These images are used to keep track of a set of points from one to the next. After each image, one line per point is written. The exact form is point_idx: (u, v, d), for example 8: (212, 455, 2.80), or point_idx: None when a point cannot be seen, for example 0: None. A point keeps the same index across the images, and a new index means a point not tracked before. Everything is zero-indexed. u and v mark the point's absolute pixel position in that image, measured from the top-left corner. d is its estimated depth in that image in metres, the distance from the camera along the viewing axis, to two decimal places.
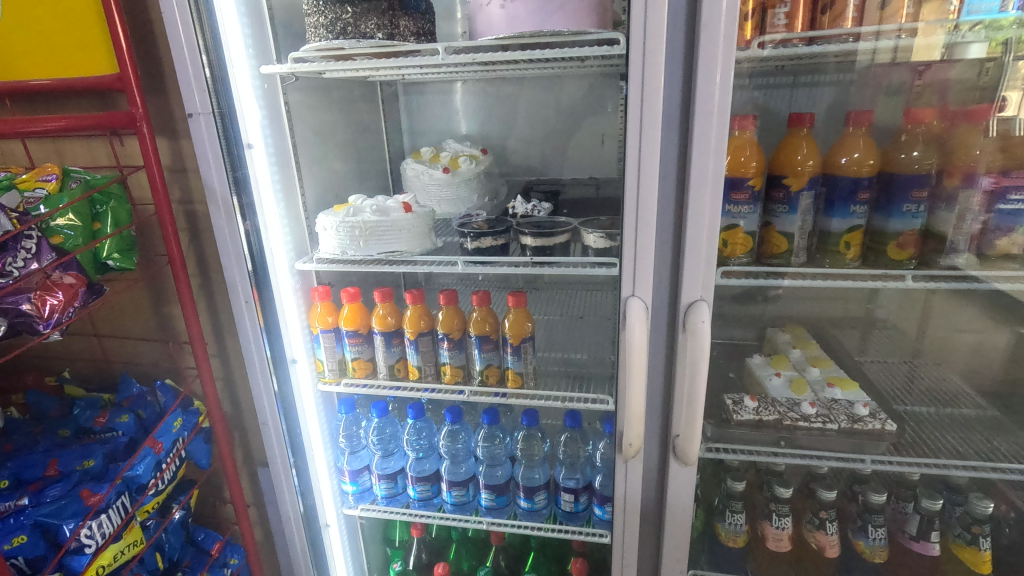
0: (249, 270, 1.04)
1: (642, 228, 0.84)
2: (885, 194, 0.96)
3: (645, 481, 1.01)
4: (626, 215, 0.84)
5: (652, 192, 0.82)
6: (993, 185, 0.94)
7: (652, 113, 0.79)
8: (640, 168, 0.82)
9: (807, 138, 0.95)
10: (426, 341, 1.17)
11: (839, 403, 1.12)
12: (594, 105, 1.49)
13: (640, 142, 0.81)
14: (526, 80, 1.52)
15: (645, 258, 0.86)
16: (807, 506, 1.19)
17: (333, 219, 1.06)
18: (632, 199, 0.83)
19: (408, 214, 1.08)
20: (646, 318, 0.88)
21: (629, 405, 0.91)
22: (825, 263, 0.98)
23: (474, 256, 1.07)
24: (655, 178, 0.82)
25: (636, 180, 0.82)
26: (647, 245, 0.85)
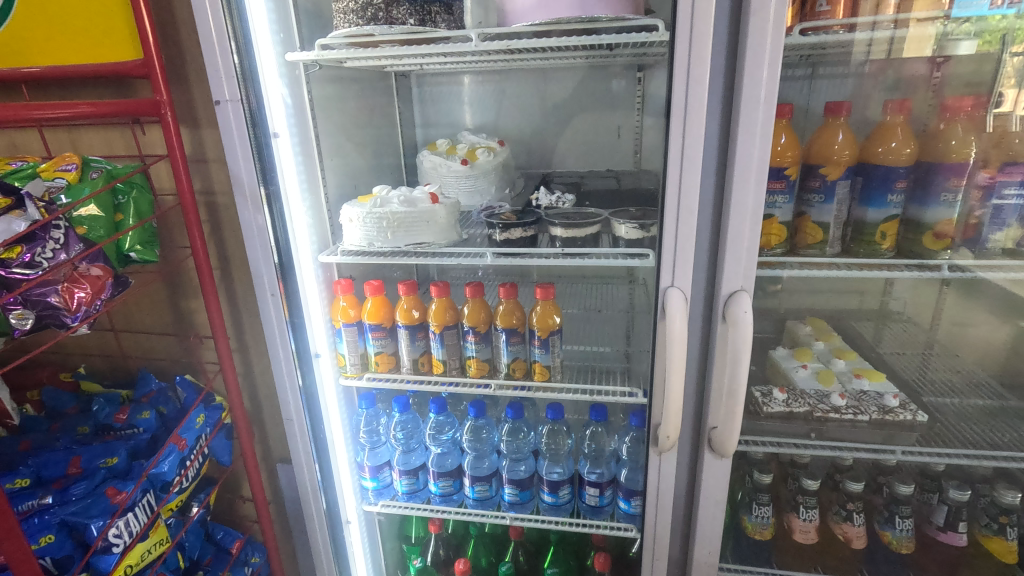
0: (275, 262, 1.01)
1: (684, 218, 0.83)
2: (925, 181, 0.95)
3: (677, 474, 1.01)
4: (668, 205, 0.83)
5: (695, 181, 0.81)
6: (988, 180, 0.95)
7: (697, 99, 0.78)
8: (683, 157, 0.80)
9: (844, 127, 0.94)
10: (451, 335, 1.15)
11: (868, 395, 1.11)
12: (586, 100, 1.49)
13: (683, 130, 0.79)
14: (526, 72, 1.51)
15: (687, 249, 0.85)
16: (833, 498, 1.19)
17: (359, 210, 1.03)
18: (674, 187, 0.82)
19: (436, 206, 1.06)
20: (686, 309, 0.87)
21: (667, 397, 0.90)
22: (859, 253, 0.97)
23: (503, 248, 1.05)
24: (698, 166, 0.80)
25: (679, 168, 0.81)
26: (689, 236, 0.84)
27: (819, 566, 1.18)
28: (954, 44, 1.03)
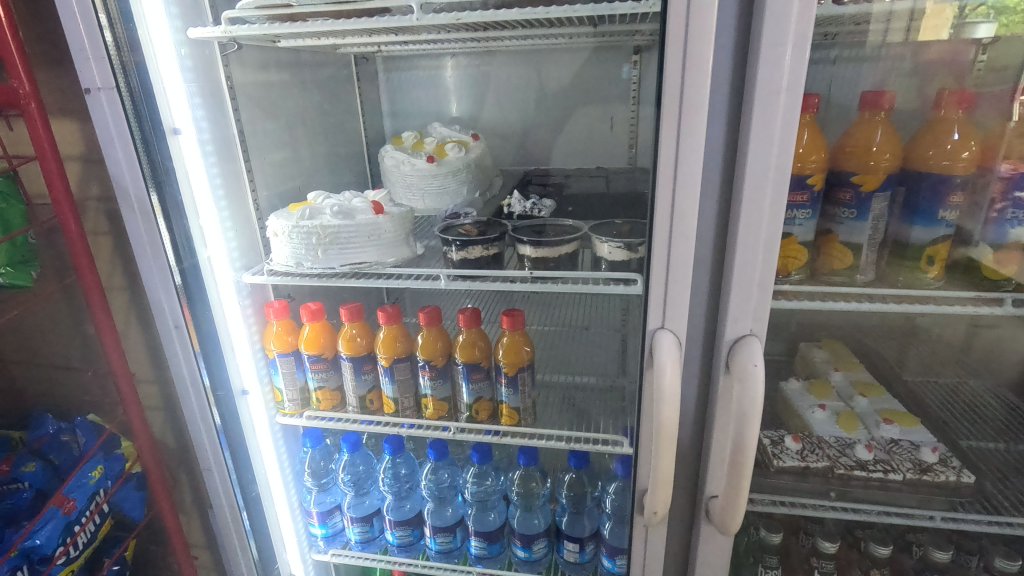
0: (177, 283, 0.83)
1: (678, 243, 0.65)
2: (986, 191, 0.76)
3: (668, 545, 0.83)
4: (656, 226, 0.65)
5: (691, 197, 0.63)
6: (1009, 173, 0.74)
7: (696, 90, 0.59)
8: (677, 166, 0.62)
9: (885, 125, 0.75)
10: (403, 368, 0.97)
11: (900, 445, 0.93)
12: (583, 88, 1.29)
13: (679, 131, 0.61)
14: (508, 55, 1.31)
15: (682, 282, 0.67)
16: (853, 560, 1.02)
17: (285, 223, 0.85)
18: (665, 205, 0.64)
19: (379, 217, 0.87)
20: (679, 357, 0.68)
21: (657, 466, 0.71)
22: (898, 281, 0.79)
23: (459, 270, 0.87)
24: (697, 178, 0.62)
25: (672, 180, 0.63)
26: (684, 265, 0.66)
27: None
28: (971, 26, 0.84)
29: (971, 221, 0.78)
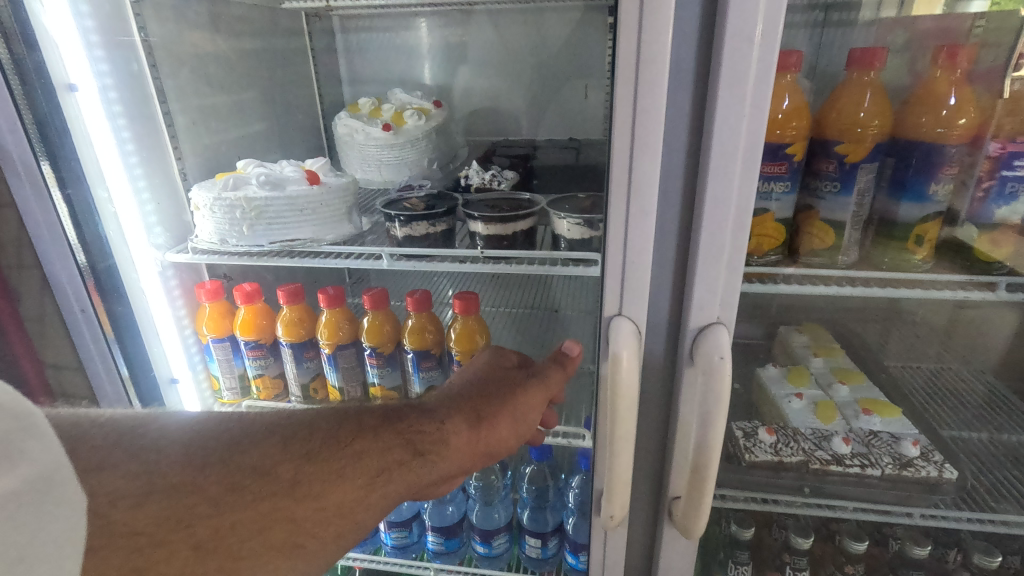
0: (80, 263, 0.77)
1: (636, 219, 0.57)
2: (977, 171, 0.68)
3: (630, 546, 0.78)
4: (612, 199, 0.57)
5: (652, 167, 0.54)
6: (995, 153, 0.67)
7: (655, 36, 0.50)
8: (634, 128, 0.53)
9: (874, 87, 0.67)
10: (348, 355, 0.89)
11: (880, 438, 0.87)
12: (562, 51, 1.18)
13: (637, 86, 0.52)
14: (482, 15, 1.20)
15: (642, 263, 0.59)
16: (828, 555, 0.97)
17: (205, 195, 0.75)
18: (622, 174, 0.55)
19: (314, 189, 0.78)
20: (638, 348, 0.61)
21: (612, 469, 0.65)
22: (882, 263, 0.72)
23: (404, 248, 0.79)
24: (658, 144, 0.54)
25: (629, 147, 0.54)
26: (645, 244, 0.58)
27: None
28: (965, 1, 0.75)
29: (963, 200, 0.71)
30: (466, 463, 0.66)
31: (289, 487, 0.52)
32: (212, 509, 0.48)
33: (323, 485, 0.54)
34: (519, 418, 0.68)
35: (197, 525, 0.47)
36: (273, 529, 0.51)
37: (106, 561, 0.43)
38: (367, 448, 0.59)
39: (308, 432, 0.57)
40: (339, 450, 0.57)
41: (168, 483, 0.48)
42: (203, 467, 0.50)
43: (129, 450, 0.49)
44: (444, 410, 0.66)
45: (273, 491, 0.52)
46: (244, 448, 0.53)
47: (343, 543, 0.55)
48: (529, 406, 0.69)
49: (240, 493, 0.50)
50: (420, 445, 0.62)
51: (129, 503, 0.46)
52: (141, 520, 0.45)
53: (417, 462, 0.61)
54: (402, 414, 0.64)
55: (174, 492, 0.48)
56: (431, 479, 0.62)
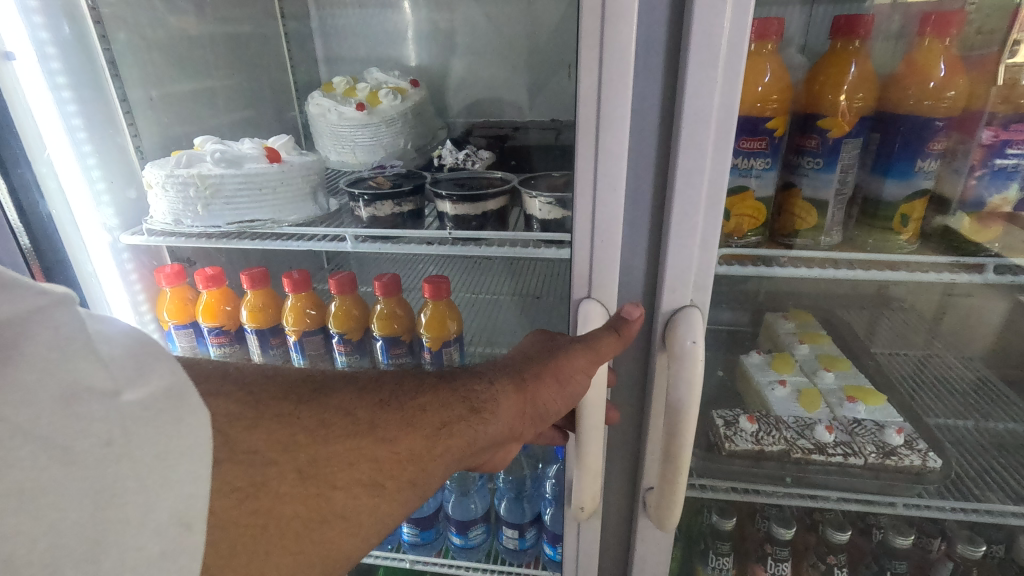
0: (25, 245, 0.74)
1: (604, 195, 0.54)
2: (969, 159, 0.65)
3: (605, 537, 0.75)
4: (578, 173, 0.53)
5: (619, 138, 0.51)
6: (988, 141, 0.64)
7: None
8: (601, 96, 0.50)
9: (859, 57, 0.64)
10: (315, 342, 0.87)
11: (864, 426, 0.85)
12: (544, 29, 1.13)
13: (603, 49, 0.48)
14: None
15: (611, 243, 0.56)
16: (810, 545, 0.95)
17: (158, 172, 0.72)
18: (587, 146, 0.52)
19: (274, 166, 0.75)
20: (608, 332, 0.58)
21: (580, 458, 0.62)
22: (866, 245, 0.69)
23: (369, 229, 0.75)
24: (626, 113, 0.50)
25: (596, 118, 0.51)
26: (613, 222, 0.55)
27: None
28: None
29: (951, 184, 0.68)
30: (515, 430, 0.59)
31: (370, 427, 0.49)
32: (304, 437, 0.46)
33: (396, 429, 0.50)
34: (559, 390, 0.58)
35: (297, 451, 0.45)
36: (360, 465, 0.47)
37: (231, 473, 0.42)
38: (431, 401, 0.54)
39: (382, 385, 0.53)
40: (406, 400, 0.53)
41: (271, 414, 0.46)
42: (297, 403, 0.48)
43: (241, 383, 0.49)
44: (496, 371, 0.60)
45: (358, 429, 0.49)
46: (329, 391, 0.51)
47: (417, 493, 0.50)
48: (565, 390, 0.58)
49: (330, 428, 0.47)
50: (475, 401, 0.56)
51: (245, 424, 0.45)
52: (255, 439, 0.44)
53: (475, 418, 0.55)
54: (458, 375, 0.59)
55: (276, 420, 0.46)
56: (488, 438, 0.56)
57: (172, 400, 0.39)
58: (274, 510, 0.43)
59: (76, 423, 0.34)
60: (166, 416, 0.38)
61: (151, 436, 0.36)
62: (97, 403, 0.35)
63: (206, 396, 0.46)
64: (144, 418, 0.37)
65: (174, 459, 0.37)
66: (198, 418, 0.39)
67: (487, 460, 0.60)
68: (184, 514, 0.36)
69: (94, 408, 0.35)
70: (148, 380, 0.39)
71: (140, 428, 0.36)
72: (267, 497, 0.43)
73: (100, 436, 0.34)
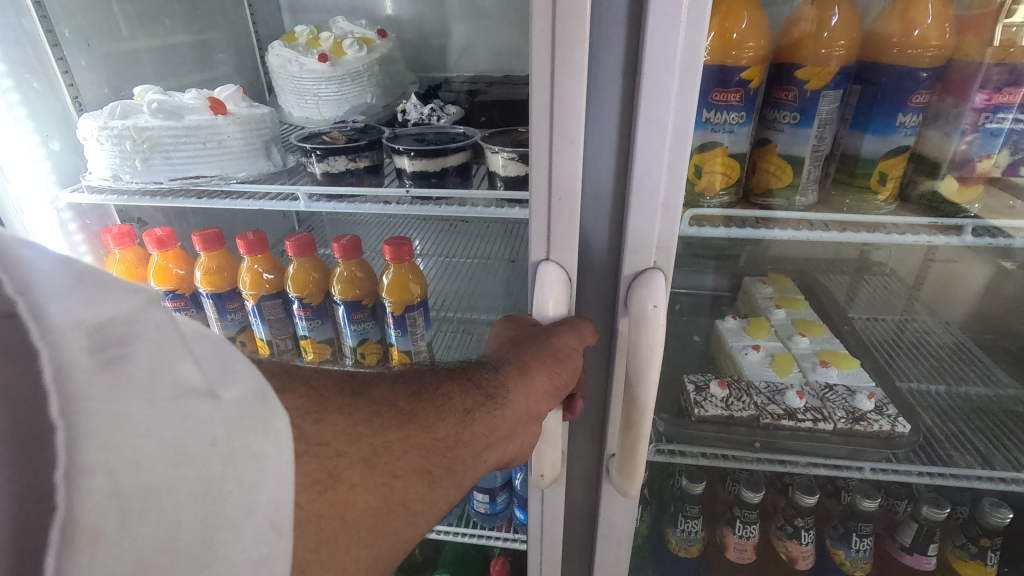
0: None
1: (560, 147, 0.50)
2: (961, 122, 0.61)
3: (571, 502, 0.75)
4: (533, 124, 0.49)
5: (575, 88, 0.47)
6: (981, 104, 0.59)
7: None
8: (556, 36, 0.45)
9: (843, 2, 0.60)
10: (274, 306, 0.83)
11: (835, 391, 0.84)
12: None
13: None
14: None
15: (568, 200, 0.52)
16: (779, 507, 0.95)
17: (92, 124, 0.67)
18: (541, 95, 0.48)
19: (218, 119, 0.70)
20: (564, 293, 0.56)
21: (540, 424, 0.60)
22: (842, 206, 0.66)
23: (322, 187, 0.71)
24: (583, 56, 0.46)
25: (551, 63, 0.47)
26: (570, 177, 0.51)
27: None
28: None
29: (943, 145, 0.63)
30: (528, 419, 0.56)
31: (412, 415, 0.47)
32: (366, 427, 0.43)
33: (434, 416, 0.48)
34: (563, 370, 0.56)
35: (362, 442, 0.42)
36: (412, 453, 0.45)
37: (313, 465, 0.39)
38: (452, 388, 0.52)
39: (407, 376, 0.52)
40: (431, 389, 0.51)
41: (334, 405, 0.43)
42: (353, 395, 0.45)
43: (302, 373, 0.45)
44: (500, 359, 0.57)
45: (404, 417, 0.46)
46: (367, 384, 0.47)
47: (456, 480, 0.48)
48: (567, 368, 0.56)
49: (384, 417, 0.45)
50: (487, 388, 0.54)
51: (314, 416, 0.41)
52: (326, 431, 0.41)
53: (492, 405, 0.53)
54: (466, 367, 0.57)
55: (339, 411, 0.43)
56: (506, 426, 0.53)
57: (264, 398, 0.33)
58: (349, 501, 0.40)
59: (183, 424, 0.29)
60: (257, 414, 0.32)
61: (249, 436, 0.31)
62: (197, 404, 0.30)
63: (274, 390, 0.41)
64: (242, 418, 0.31)
65: (264, 458, 0.31)
66: (286, 420, 0.33)
67: (512, 455, 0.56)
68: (275, 517, 0.31)
69: (200, 409, 0.30)
70: (237, 377, 0.33)
71: (242, 428, 0.31)
72: (344, 488, 0.40)
73: (203, 435, 0.29)
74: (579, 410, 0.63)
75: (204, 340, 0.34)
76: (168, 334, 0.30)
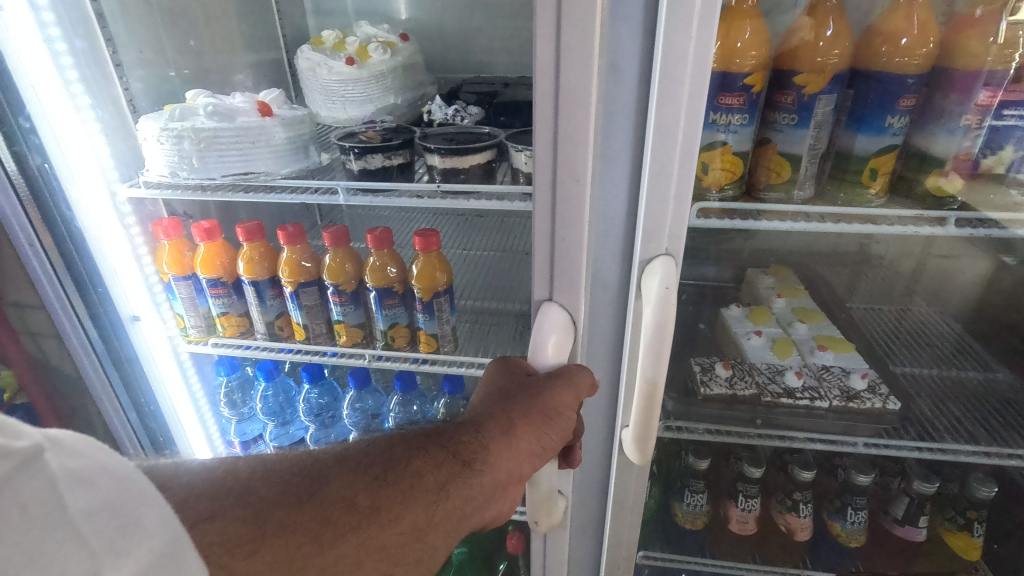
0: (9, 170, 0.73)
1: (567, 188, 0.58)
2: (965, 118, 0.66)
3: (586, 471, 0.82)
4: (539, 171, 0.58)
5: (577, 106, 0.54)
6: (987, 100, 0.65)
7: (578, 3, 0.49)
8: (560, 58, 0.52)
9: (837, 14, 0.66)
10: (311, 293, 0.90)
11: (832, 372, 0.90)
12: None
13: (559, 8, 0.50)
14: None
15: (571, 233, 0.61)
16: (779, 484, 1.02)
17: (152, 125, 0.74)
18: (548, 144, 0.56)
19: (265, 120, 0.77)
20: (567, 327, 0.65)
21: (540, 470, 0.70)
22: (837, 198, 0.72)
23: (360, 182, 0.78)
24: (587, 111, 0.54)
25: (556, 79, 0.53)
26: (573, 214, 0.59)
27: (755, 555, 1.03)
28: None
29: (942, 142, 0.68)
30: (511, 479, 0.63)
31: (372, 512, 0.52)
32: (309, 546, 0.48)
33: (397, 507, 0.54)
34: (546, 428, 0.64)
35: (307, 567, 0.48)
36: (368, 557, 0.52)
37: None
38: (424, 465, 0.58)
39: (374, 457, 0.56)
40: (402, 470, 0.57)
41: (273, 528, 0.48)
42: (301, 505, 0.50)
43: (240, 489, 0.49)
44: (485, 416, 0.64)
45: (354, 522, 0.51)
46: (328, 480, 0.52)
47: (422, 564, 0.56)
48: (557, 424, 0.64)
49: (333, 527, 0.50)
50: (465, 455, 0.60)
51: (248, 547, 0.46)
52: (259, 563, 0.46)
53: (468, 474, 0.59)
54: (445, 429, 0.63)
55: (280, 534, 0.48)
56: (482, 494, 0.60)
57: (167, 559, 0.38)
58: None
59: None
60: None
61: None
62: None
63: (207, 517, 0.46)
64: None
65: None
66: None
67: (501, 509, 0.64)
68: None
69: None
70: (136, 536, 0.38)
71: None
72: None
73: None
74: (575, 461, 0.73)
75: (99, 481, 0.39)
76: (34, 511, 0.35)
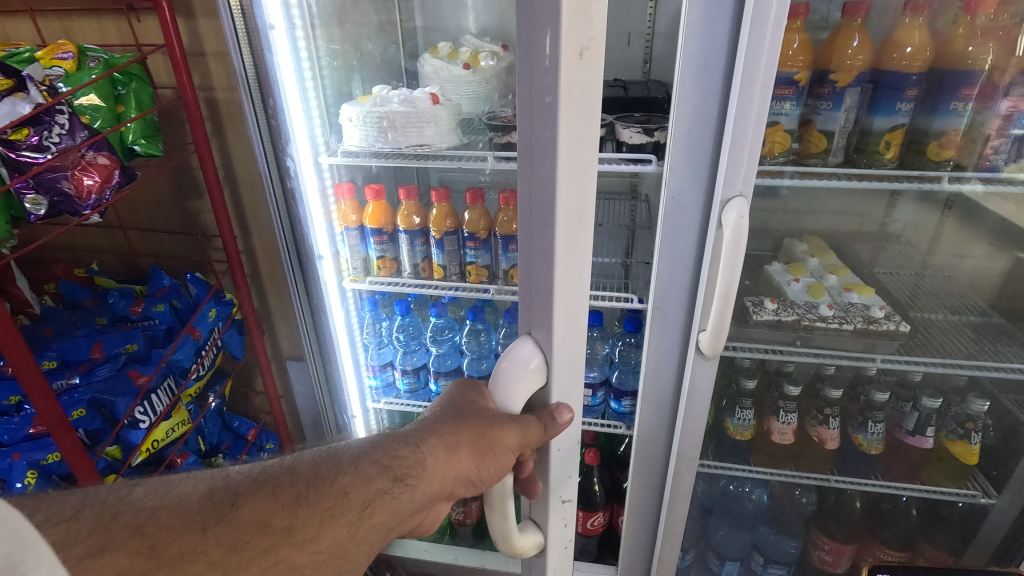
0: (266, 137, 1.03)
1: (541, 214, 0.50)
2: (990, 127, 0.92)
3: (664, 368, 1.08)
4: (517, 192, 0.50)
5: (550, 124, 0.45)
6: (1009, 108, 0.90)
7: (543, 27, 0.43)
8: (530, 66, 0.45)
9: (860, 30, 0.92)
10: (451, 240, 1.18)
11: (856, 306, 1.15)
12: None
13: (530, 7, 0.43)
14: None
15: (544, 267, 0.52)
16: (813, 404, 1.26)
17: (358, 109, 1.05)
18: (521, 185, 0.49)
19: (436, 106, 1.05)
20: (541, 372, 0.56)
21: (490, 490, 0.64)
22: (861, 163, 0.98)
23: (503, 152, 1.06)
24: (554, 156, 0.46)
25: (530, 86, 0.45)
26: (547, 250, 0.51)
27: (792, 464, 1.28)
28: None
29: (937, 122, 0.93)
30: (443, 492, 0.61)
31: (289, 532, 0.51)
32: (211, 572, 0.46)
33: (316, 527, 0.52)
34: (489, 457, 0.60)
35: None
36: None
37: None
38: (352, 481, 0.56)
39: (295, 478, 0.55)
40: (326, 488, 0.55)
41: (169, 558, 0.45)
42: (204, 531, 0.48)
43: (136, 519, 0.46)
44: (426, 434, 0.62)
45: (270, 540, 0.50)
46: (239, 503, 0.51)
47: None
48: (500, 458, 0.59)
49: (241, 552, 0.48)
50: (399, 470, 0.59)
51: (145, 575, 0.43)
52: None
53: (400, 489, 0.58)
54: (382, 443, 0.61)
55: (178, 561, 0.45)
56: (411, 509, 0.59)
57: None
58: None
59: None
60: None
61: None
62: None
63: (102, 547, 0.43)
64: None
65: None
66: None
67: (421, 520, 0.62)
68: None
69: None
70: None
71: None
72: None
73: None
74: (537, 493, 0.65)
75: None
76: None
